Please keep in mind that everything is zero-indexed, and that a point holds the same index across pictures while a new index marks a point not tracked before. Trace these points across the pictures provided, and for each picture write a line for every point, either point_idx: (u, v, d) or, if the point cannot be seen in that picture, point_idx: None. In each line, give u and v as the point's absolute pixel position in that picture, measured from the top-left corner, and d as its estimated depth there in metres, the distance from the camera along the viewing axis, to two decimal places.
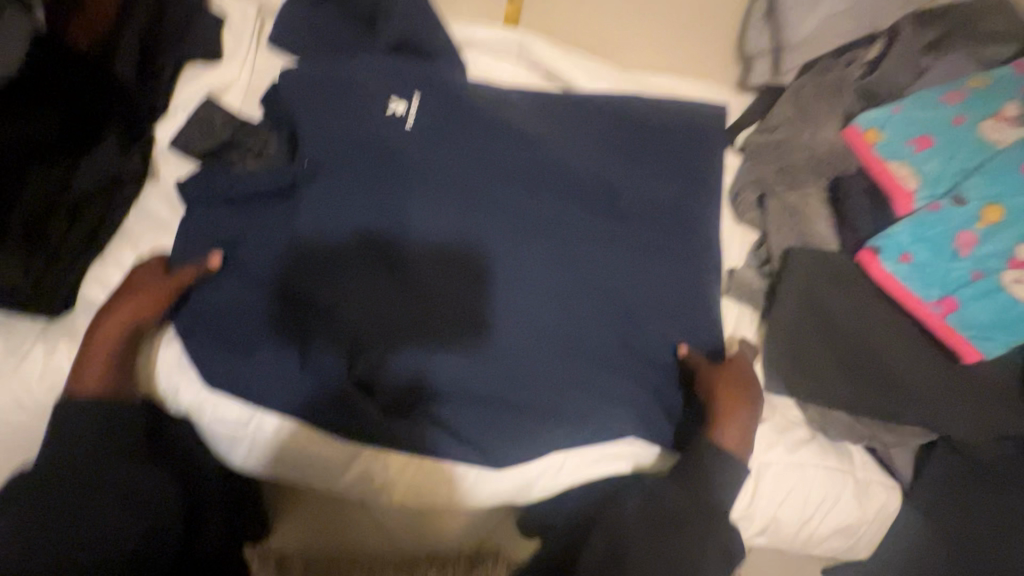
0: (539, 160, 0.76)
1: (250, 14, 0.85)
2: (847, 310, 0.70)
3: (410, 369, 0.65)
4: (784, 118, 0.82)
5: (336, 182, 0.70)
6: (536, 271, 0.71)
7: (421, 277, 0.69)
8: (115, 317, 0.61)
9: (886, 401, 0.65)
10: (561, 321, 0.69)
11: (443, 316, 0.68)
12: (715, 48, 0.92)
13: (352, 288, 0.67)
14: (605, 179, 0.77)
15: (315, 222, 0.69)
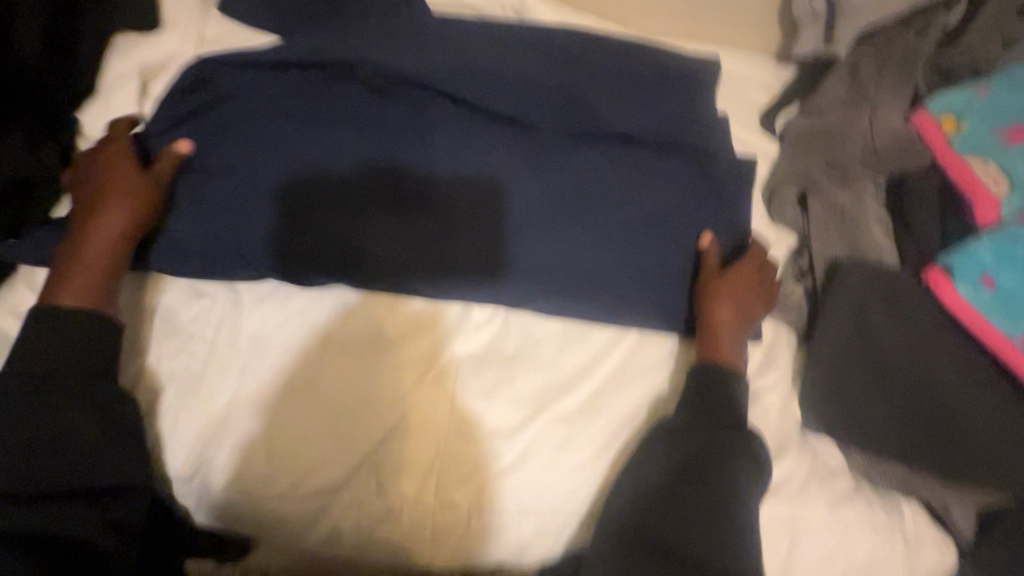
0: (563, 94, 0.63)
1: None
2: (907, 342, 0.58)
3: (425, 299, 0.59)
4: (836, 98, 0.69)
5: (305, 126, 0.60)
6: (550, 219, 0.60)
7: (443, 209, 0.59)
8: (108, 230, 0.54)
9: (950, 454, 0.56)
10: (575, 256, 0.60)
11: (465, 251, 0.59)
12: (754, 8, 0.76)
13: (366, 223, 0.58)
14: (639, 157, 0.63)
15: (291, 157, 0.59)
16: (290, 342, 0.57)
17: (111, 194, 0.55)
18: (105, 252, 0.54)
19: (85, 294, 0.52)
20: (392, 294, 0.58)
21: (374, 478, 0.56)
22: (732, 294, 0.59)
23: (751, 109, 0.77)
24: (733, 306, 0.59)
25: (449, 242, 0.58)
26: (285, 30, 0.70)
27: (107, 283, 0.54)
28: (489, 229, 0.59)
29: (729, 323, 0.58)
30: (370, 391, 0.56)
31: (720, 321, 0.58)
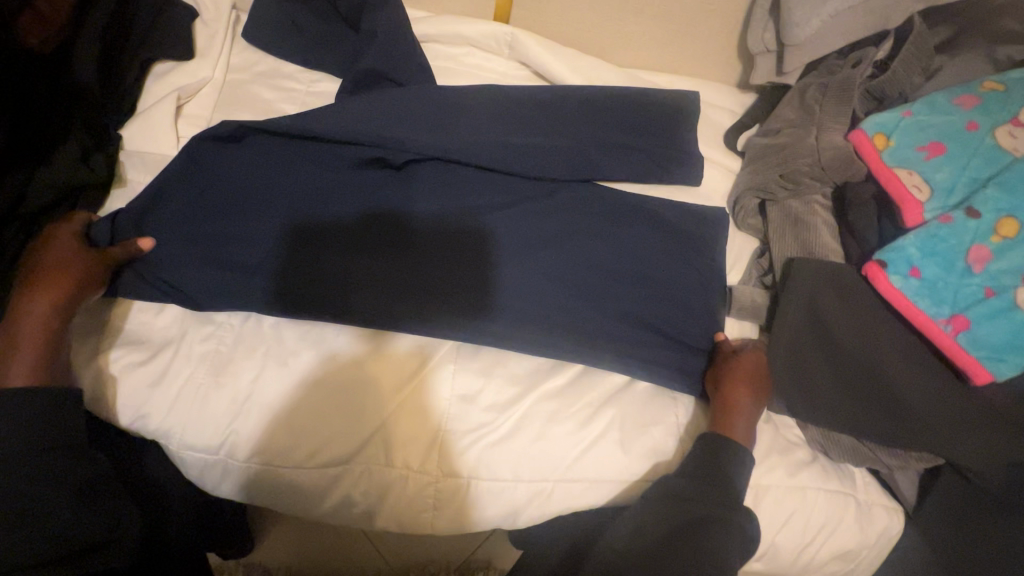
0: (547, 136, 0.76)
1: (224, 9, 0.81)
2: (849, 328, 0.67)
3: (415, 337, 0.65)
4: (786, 121, 0.80)
5: (318, 174, 0.70)
6: (530, 262, 0.69)
7: (426, 251, 0.68)
8: (42, 304, 0.56)
9: (892, 425, 0.63)
10: (551, 299, 0.68)
11: (447, 290, 0.66)
12: (715, 46, 0.88)
13: (362, 266, 0.66)
14: (618, 192, 0.76)
15: (308, 202, 0.68)
16: (307, 333, 0.65)
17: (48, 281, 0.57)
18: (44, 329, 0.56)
19: (30, 372, 0.54)
20: (387, 330, 0.65)
21: (379, 453, 0.62)
22: (746, 384, 0.65)
23: (714, 132, 0.88)
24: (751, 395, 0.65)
25: (435, 282, 0.67)
26: (308, 63, 0.80)
27: (43, 353, 0.55)
28: (474, 272, 0.68)
29: (740, 409, 0.64)
30: (371, 390, 0.62)
31: (738, 408, 0.64)
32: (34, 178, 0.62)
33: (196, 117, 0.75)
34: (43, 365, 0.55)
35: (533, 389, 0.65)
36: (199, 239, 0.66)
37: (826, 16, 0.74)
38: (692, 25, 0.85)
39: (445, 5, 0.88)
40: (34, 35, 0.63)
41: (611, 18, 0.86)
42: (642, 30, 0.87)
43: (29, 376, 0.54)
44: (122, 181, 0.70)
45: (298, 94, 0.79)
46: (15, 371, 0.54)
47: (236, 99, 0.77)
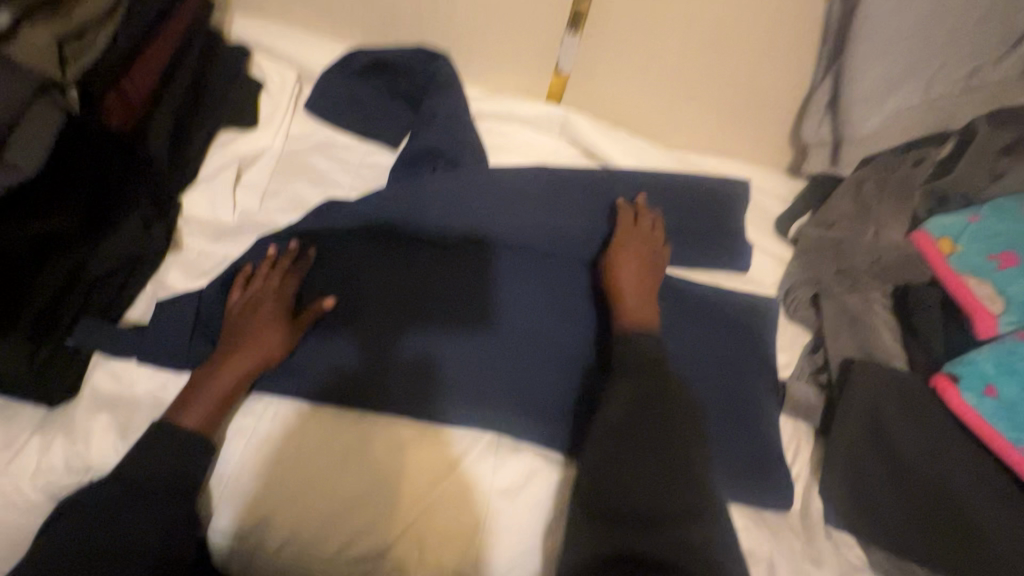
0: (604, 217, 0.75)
1: (288, 82, 0.84)
2: (917, 443, 0.63)
3: (417, 350, 0.66)
4: (843, 212, 0.77)
5: (338, 212, 0.69)
6: (524, 280, 0.71)
7: (430, 264, 0.70)
8: (262, 344, 0.61)
9: (970, 559, 0.58)
10: (546, 321, 0.70)
11: (446, 301, 0.68)
12: (767, 132, 0.88)
13: (367, 277, 0.68)
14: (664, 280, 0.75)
15: (314, 218, 0.68)
16: (358, 418, 0.63)
17: (263, 325, 0.62)
18: (250, 367, 0.61)
19: (205, 415, 0.58)
20: (392, 334, 0.66)
21: (413, 550, 0.58)
22: (635, 263, 0.70)
23: (765, 218, 0.86)
24: (635, 287, 0.68)
25: (433, 288, 0.69)
26: (364, 135, 0.82)
27: (224, 402, 0.59)
28: (474, 286, 0.70)
29: (636, 294, 0.68)
30: (404, 472, 0.60)
31: (625, 291, 0.68)
32: (100, 248, 0.64)
33: (254, 184, 0.77)
34: (216, 410, 0.59)
35: (549, 458, 0.63)
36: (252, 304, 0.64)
37: (886, 115, 0.73)
38: (745, 112, 0.85)
39: (498, 83, 0.90)
40: (118, 116, 0.67)
41: (663, 102, 0.87)
42: (693, 114, 0.88)
43: (203, 420, 0.58)
44: (178, 248, 0.71)
45: (352, 164, 0.81)
46: (188, 416, 0.57)
47: (293, 168, 0.79)
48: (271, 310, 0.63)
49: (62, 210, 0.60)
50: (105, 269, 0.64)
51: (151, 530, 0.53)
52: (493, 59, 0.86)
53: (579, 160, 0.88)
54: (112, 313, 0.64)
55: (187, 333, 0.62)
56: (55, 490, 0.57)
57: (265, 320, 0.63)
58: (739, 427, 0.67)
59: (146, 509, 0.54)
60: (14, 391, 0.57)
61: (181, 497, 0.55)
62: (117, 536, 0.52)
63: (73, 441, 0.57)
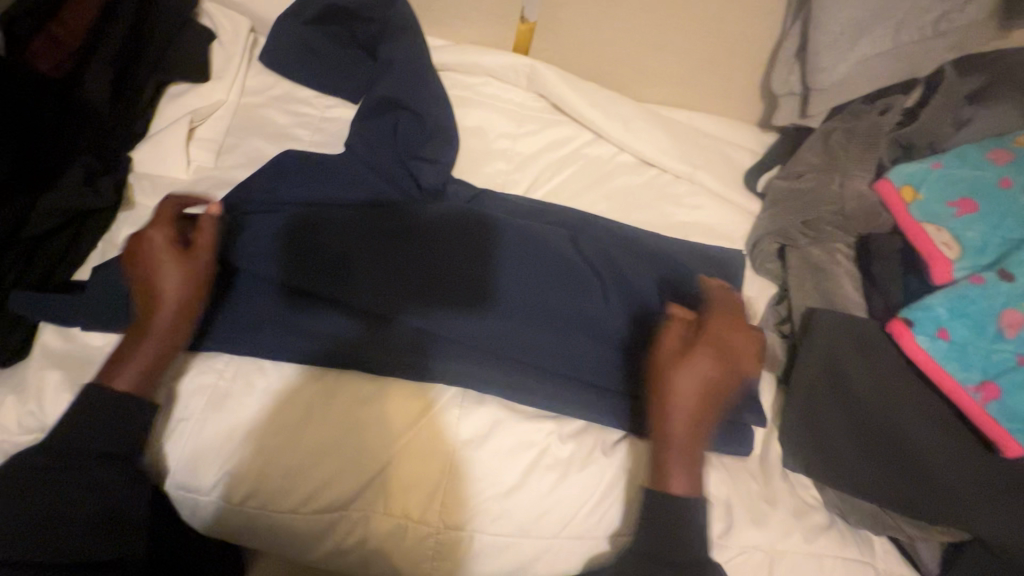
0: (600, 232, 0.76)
1: (242, 32, 0.80)
2: (870, 385, 0.65)
3: (412, 325, 0.64)
4: (810, 164, 0.77)
5: (320, 182, 0.70)
6: (528, 259, 0.67)
7: (431, 242, 0.66)
8: (162, 296, 0.56)
9: (915, 494, 0.60)
10: (549, 298, 0.66)
11: (449, 283, 0.64)
12: (738, 84, 0.86)
13: (365, 258, 0.64)
14: (622, 235, 0.76)
15: (294, 190, 0.69)
16: (323, 373, 0.62)
17: (149, 267, 0.57)
18: (165, 322, 0.56)
19: (135, 378, 0.55)
20: (385, 319, 0.64)
21: (379, 500, 0.59)
22: (705, 394, 0.58)
23: (735, 171, 0.86)
24: (696, 413, 0.58)
25: (432, 271, 0.64)
26: (324, 87, 0.79)
27: (162, 363, 0.56)
28: (475, 266, 0.66)
29: (687, 439, 0.58)
30: (375, 431, 0.60)
31: (674, 439, 0.58)
32: (40, 204, 0.61)
33: (208, 139, 0.74)
34: (153, 370, 0.56)
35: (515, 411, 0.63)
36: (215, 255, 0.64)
37: (854, 62, 0.72)
38: (715, 62, 0.84)
39: (464, 34, 0.87)
40: (48, 59, 0.66)
41: (631, 52, 0.84)
42: (663, 65, 0.86)
43: (133, 385, 0.55)
44: (129, 205, 0.68)
45: (312, 118, 0.78)
46: (118, 381, 0.55)
47: (250, 122, 0.76)
48: (160, 249, 0.58)
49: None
50: (49, 225, 0.61)
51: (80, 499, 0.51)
52: (456, 6, 0.83)
53: (547, 114, 0.86)
54: (60, 272, 0.62)
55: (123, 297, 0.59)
56: (8, 450, 0.55)
57: (163, 261, 0.57)
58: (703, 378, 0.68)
59: (71, 486, 0.51)
60: None
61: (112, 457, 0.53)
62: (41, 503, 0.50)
63: (25, 400, 0.56)
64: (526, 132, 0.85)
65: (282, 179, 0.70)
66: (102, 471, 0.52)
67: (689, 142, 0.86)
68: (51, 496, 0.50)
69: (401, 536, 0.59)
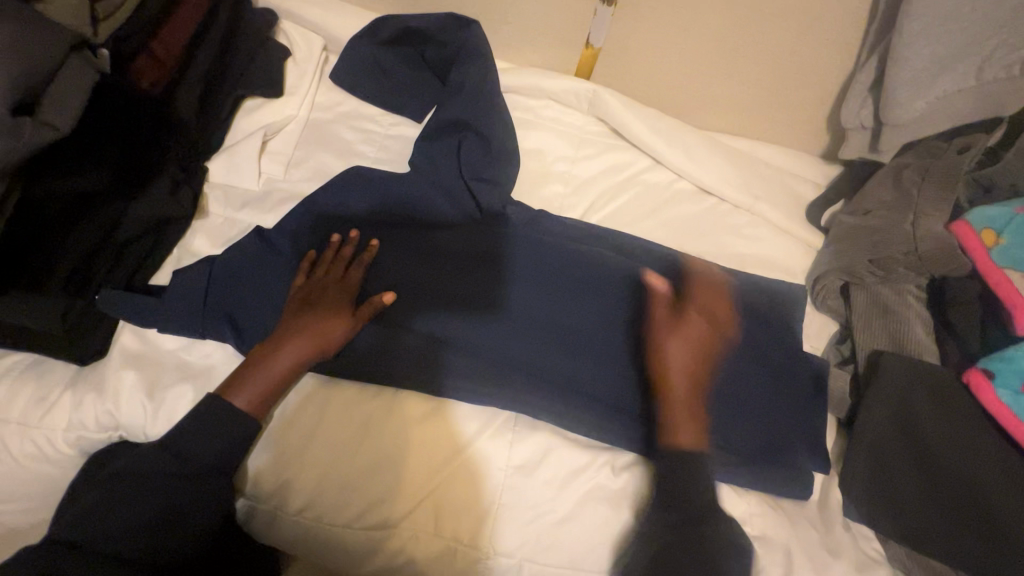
0: (652, 262, 0.75)
1: (315, 50, 0.83)
2: (945, 438, 0.62)
3: (427, 332, 0.65)
4: (879, 201, 0.75)
5: (379, 196, 0.71)
6: (539, 270, 0.69)
7: (449, 252, 0.70)
8: (308, 335, 0.60)
9: (989, 557, 0.57)
10: (562, 315, 0.68)
11: (460, 291, 0.67)
12: (804, 115, 0.84)
13: (384, 261, 0.68)
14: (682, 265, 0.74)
15: (357, 207, 0.71)
16: (378, 390, 0.63)
17: (329, 312, 0.62)
18: (311, 354, 0.60)
19: (255, 401, 0.58)
20: (401, 323, 0.65)
21: (429, 521, 0.59)
22: (694, 346, 0.63)
23: (796, 204, 0.84)
24: (689, 370, 0.62)
25: (443, 279, 0.68)
26: (391, 106, 0.81)
27: (278, 390, 0.59)
28: (486, 275, 0.69)
29: (688, 384, 0.62)
30: (424, 450, 0.60)
31: (674, 377, 0.62)
32: (128, 212, 0.65)
33: (279, 153, 0.77)
34: (267, 396, 0.59)
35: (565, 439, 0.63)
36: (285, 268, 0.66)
37: (934, 98, 0.69)
38: (781, 92, 0.82)
39: (527, 58, 0.88)
40: (147, 79, 0.69)
41: (694, 79, 0.84)
42: (726, 94, 0.85)
43: (251, 406, 0.58)
44: (204, 213, 0.71)
45: (377, 135, 0.80)
46: (237, 401, 0.57)
47: (319, 137, 0.79)
48: (336, 293, 0.63)
49: (87, 176, 0.61)
50: (134, 233, 0.65)
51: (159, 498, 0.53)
52: (520, 30, 0.84)
53: (606, 138, 0.86)
54: (140, 277, 0.65)
55: (199, 305, 0.62)
56: (85, 443, 0.58)
57: (337, 305, 0.62)
58: (752, 417, 0.67)
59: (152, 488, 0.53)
60: (49, 351, 0.59)
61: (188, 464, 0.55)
62: (126, 499, 0.52)
63: (103, 398, 0.58)
64: (584, 156, 0.85)
65: (346, 194, 0.71)
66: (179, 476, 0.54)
67: (751, 171, 0.84)
68: (135, 494, 0.53)
69: (450, 557, 0.59)
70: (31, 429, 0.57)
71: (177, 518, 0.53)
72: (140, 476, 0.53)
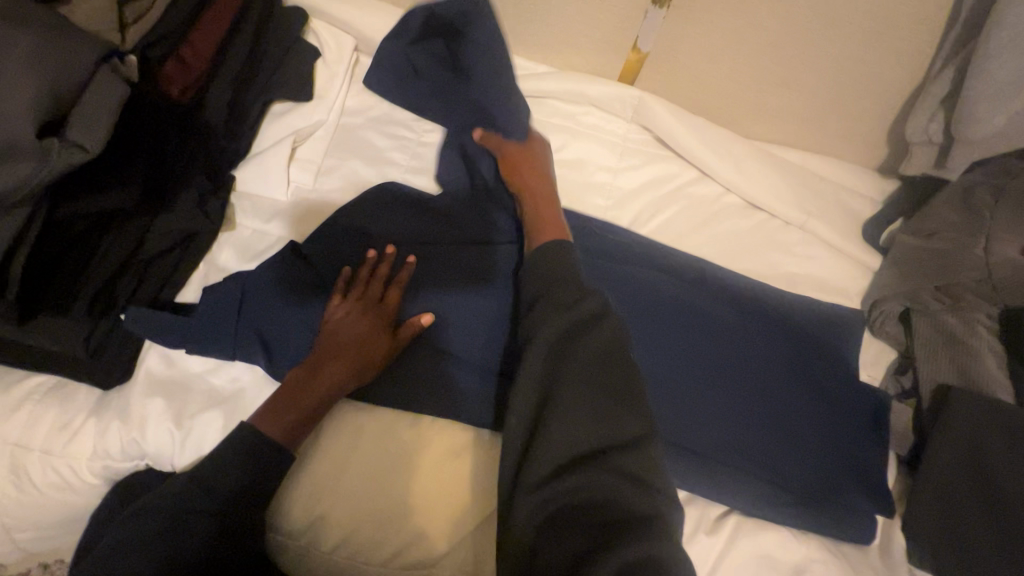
0: (699, 282, 0.70)
1: (346, 51, 0.79)
2: (1023, 487, 0.57)
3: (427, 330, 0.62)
4: (946, 223, 0.70)
5: (407, 207, 0.68)
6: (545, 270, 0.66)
7: (457, 248, 0.66)
8: (346, 360, 0.57)
9: None
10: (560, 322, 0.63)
11: (459, 283, 0.64)
12: (862, 126, 0.79)
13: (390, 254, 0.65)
14: (731, 290, 0.70)
15: (389, 221, 0.67)
16: (409, 418, 0.60)
17: (367, 335, 0.59)
18: (348, 380, 0.57)
19: (289, 428, 0.55)
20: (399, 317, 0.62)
21: (468, 562, 0.56)
22: (541, 190, 0.67)
23: (852, 222, 0.79)
24: (542, 199, 0.67)
25: (445, 272, 0.64)
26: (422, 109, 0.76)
27: (313, 417, 0.56)
28: (492, 272, 0.65)
29: (535, 210, 0.66)
30: (460, 483, 0.57)
31: (531, 213, 0.66)
32: (154, 227, 0.62)
33: (308, 161, 0.73)
34: (302, 422, 0.56)
35: None
36: (316, 286, 0.62)
37: (1016, 114, 0.64)
38: (840, 102, 0.77)
39: (567, 60, 0.84)
40: (176, 87, 0.67)
41: (746, 87, 0.79)
42: (779, 102, 0.80)
43: (285, 432, 0.55)
44: (231, 225, 0.68)
45: (411, 142, 0.76)
46: (272, 427, 0.55)
47: (350, 144, 0.75)
48: (375, 313, 0.60)
49: (111, 196, 0.59)
50: (162, 249, 0.62)
51: (189, 539, 0.50)
52: (562, 32, 0.79)
53: (650, 148, 0.82)
54: (166, 293, 0.62)
55: (230, 327, 0.59)
56: (110, 471, 0.55)
57: (376, 327, 0.59)
58: (814, 454, 0.62)
59: (181, 529, 0.50)
60: (74, 374, 0.56)
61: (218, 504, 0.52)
62: (153, 540, 0.50)
63: (128, 426, 0.55)
64: (627, 166, 0.80)
65: (382, 213, 0.67)
66: (208, 518, 0.51)
67: (804, 186, 0.80)
68: (163, 535, 0.50)
69: None
70: (53, 457, 0.54)
71: (205, 556, 0.50)
72: (167, 516, 0.51)
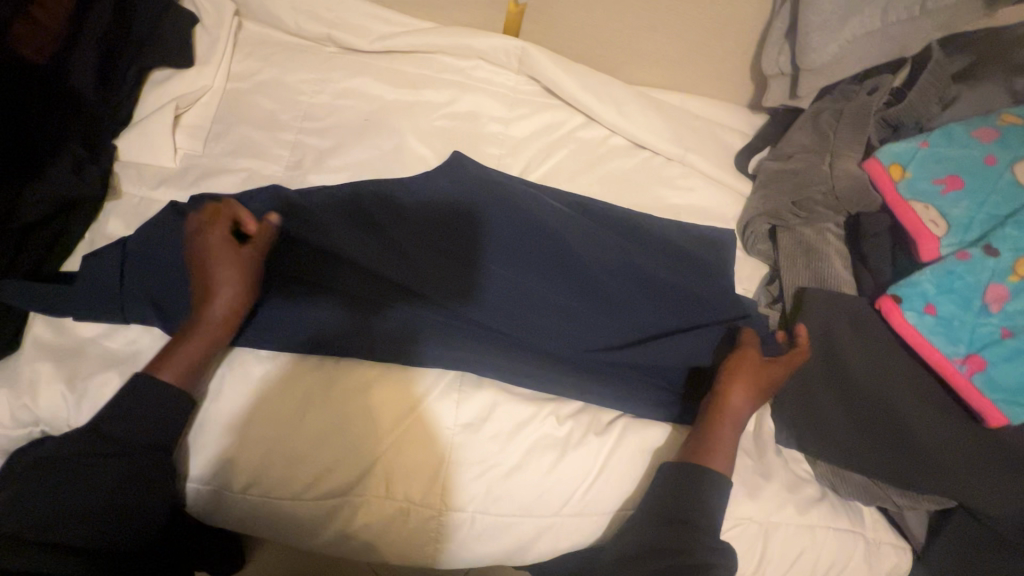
0: (629, 233, 0.74)
1: (224, 14, 0.78)
2: (863, 363, 0.66)
3: (400, 318, 0.63)
4: (800, 146, 0.78)
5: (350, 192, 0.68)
6: (511, 255, 0.67)
7: (411, 232, 0.67)
8: (221, 301, 0.57)
9: (899, 464, 0.62)
10: (531, 299, 0.66)
11: (430, 276, 0.64)
12: (728, 64, 0.86)
13: (338, 239, 0.64)
14: (627, 222, 0.75)
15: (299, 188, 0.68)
16: (320, 361, 0.62)
17: (236, 275, 0.58)
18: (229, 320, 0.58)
19: (184, 372, 0.56)
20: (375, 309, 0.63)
21: (380, 485, 0.59)
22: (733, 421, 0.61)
23: (726, 153, 0.87)
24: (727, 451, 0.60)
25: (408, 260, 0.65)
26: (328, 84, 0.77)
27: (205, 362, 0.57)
28: (459, 258, 0.66)
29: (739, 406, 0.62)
30: (371, 415, 0.60)
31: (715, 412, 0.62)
32: (28, 194, 0.60)
33: (194, 127, 0.73)
34: (195, 366, 0.57)
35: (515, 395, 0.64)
36: None
37: (844, 41, 0.72)
38: (705, 43, 0.84)
39: (452, 16, 0.86)
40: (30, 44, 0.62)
41: (620, 34, 0.84)
42: (652, 47, 0.85)
43: (179, 378, 0.56)
44: (117, 194, 0.68)
45: (300, 103, 0.77)
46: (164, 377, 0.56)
47: (237, 108, 0.75)
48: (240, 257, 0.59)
49: None
50: (40, 218, 0.61)
51: (83, 490, 0.51)
52: None
53: (538, 97, 0.86)
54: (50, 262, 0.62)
55: (117, 289, 0.59)
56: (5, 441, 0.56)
57: (243, 266, 0.59)
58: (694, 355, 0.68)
59: (73, 481, 0.52)
60: None
61: (110, 455, 0.53)
62: (48, 494, 0.51)
63: (18, 393, 0.55)
64: (518, 116, 0.84)
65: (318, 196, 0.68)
66: (99, 470, 0.52)
67: (681, 123, 0.86)
68: (54, 489, 0.51)
69: (405, 518, 0.60)
70: None
71: (115, 506, 0.52)
72: (59, 472, 0.52)
